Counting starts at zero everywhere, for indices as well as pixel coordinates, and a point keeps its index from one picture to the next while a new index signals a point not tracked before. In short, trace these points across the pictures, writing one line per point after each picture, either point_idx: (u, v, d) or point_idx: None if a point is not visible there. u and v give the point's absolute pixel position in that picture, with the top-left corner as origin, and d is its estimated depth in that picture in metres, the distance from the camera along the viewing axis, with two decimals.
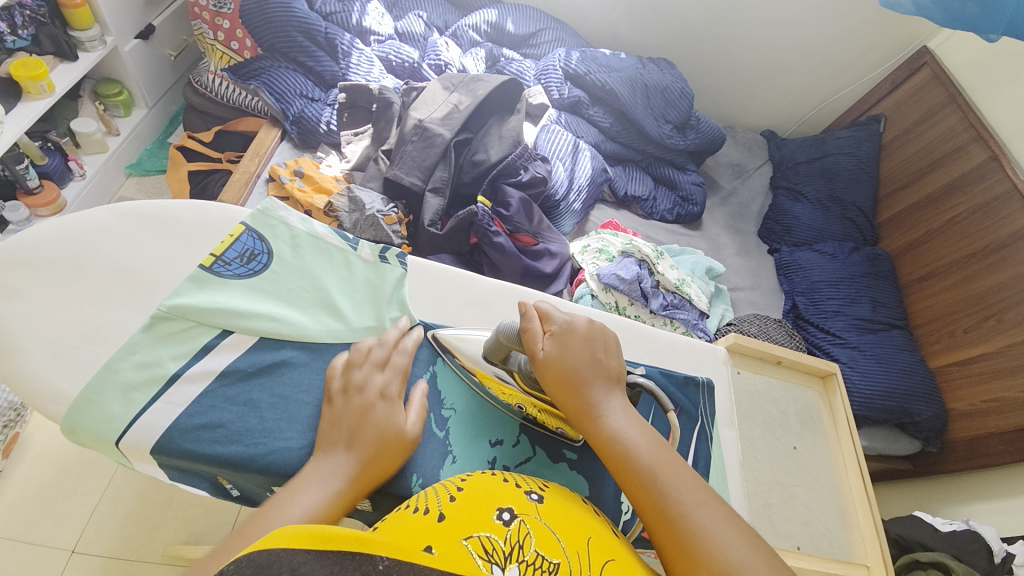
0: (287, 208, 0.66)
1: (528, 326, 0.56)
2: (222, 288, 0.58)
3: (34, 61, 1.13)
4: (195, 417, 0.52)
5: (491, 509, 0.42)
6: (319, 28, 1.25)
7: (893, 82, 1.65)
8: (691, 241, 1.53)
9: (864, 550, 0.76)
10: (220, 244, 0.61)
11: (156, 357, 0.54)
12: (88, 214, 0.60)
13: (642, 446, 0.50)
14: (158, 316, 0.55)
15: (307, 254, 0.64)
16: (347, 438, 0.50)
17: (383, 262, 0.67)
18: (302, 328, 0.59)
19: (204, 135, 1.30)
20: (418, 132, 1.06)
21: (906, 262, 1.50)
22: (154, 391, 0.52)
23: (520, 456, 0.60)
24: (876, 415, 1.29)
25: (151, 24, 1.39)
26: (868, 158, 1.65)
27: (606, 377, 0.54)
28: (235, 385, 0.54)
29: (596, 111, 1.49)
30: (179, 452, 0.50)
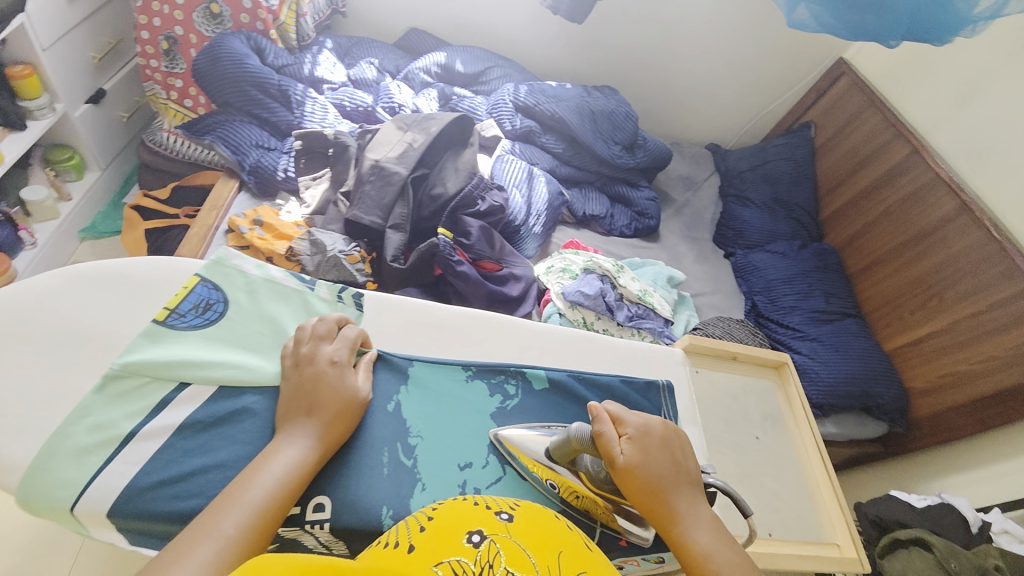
0: (243, 256, 0.67)
1: (602, 429, 0.57)
2: (178, 341, 0.59)
3: None
4: (154, 474, 0.51)
5: (461, 535, 0.43)
6: (273, 81, 1.26)
7: (818, 91, 1.79)
8: (651, 253, 1.60)
9: (835, 531, 0.78)
10: (173, 297, 0.62)
11: (110, 418, 0.54)
12: (35, 280, 0.60)
13: (728, 561, 0.53)
14: (111, 375, 0.55)
15: (264, 299, 0.65)
16: (307, 406, 0.55)
17: (339, 301, 0.68)
18: (262, 372, 0.59)
19: (160, 192, 1.30)
20: (375, 172, 1.09)
21: (851, 253, 1.60)
22: (109, 451, 0.52)
23: (491, 477, 0.61)
24: (840, 402, 1.33)
25: (102, 89, 1.40)
26: (805, 161, 1.77)
27: (685, 483, 0.57)
28: (193, 436, 0.54)
29: (548, 138, 1.55)
30: (136, 514, 0.50)
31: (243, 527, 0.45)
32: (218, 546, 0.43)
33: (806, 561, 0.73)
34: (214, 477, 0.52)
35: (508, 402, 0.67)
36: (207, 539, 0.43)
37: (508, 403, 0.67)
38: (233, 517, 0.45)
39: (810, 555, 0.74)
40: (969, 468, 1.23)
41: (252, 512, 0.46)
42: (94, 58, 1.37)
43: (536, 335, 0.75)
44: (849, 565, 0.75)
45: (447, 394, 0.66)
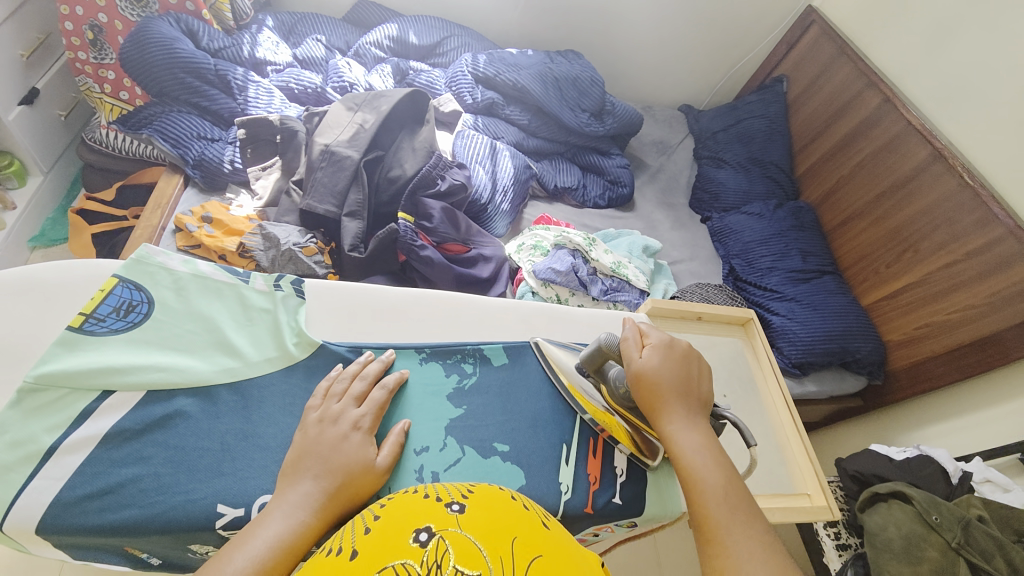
0: (166, 252, 0.64)
1: (628, 336, 0.62)
2: (101, 347, 0.56)
3: None
4: (80, 488, 0.50)
5: (408, 533, 0.40)
6: (207, 65, 1.18)
7: (788, 44, 1.75)
8: (627, 222, 1.57)
9: (804, 482, 0.77)
10: (91, 302, 0.58)
11: (28, 433, 0.51)
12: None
13: (713, 469, 0.54)
14: (25, 389, 0.52)
15: (194, 296, 0.62)
16: (315, 467, 0.50)
17: (277, 291, 0.65)
18: (194, 372, 0.57)
19: (104, 194, 1.22)
20: (326, 157, 1.04)
21: (827, 209, 1.58)
22: (32, 468, 0.50)
23: (450, 459, 0.60)
24: (820, 358, 1.33)
25: (35, 87, 1.30)
26: (778, 117, 1.75)
27: (694, 396, 0.59)
28: (121, 446, 0.52)
29: (512, 110, 1.49)
30: (69, 528, 0.48)
31: None
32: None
33: (778, 513, 0.73)
34: (147, 485, 0.51)
35: (466, 381, 0.66)
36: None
37: (466, 382, 0.66)
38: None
39: (781, 506, 0.74)
40: (950, 417, 1.24)
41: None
42: (23, 56, 1.27)
43: (494, 313, 0.74)
44: (820, 514, 0.75)
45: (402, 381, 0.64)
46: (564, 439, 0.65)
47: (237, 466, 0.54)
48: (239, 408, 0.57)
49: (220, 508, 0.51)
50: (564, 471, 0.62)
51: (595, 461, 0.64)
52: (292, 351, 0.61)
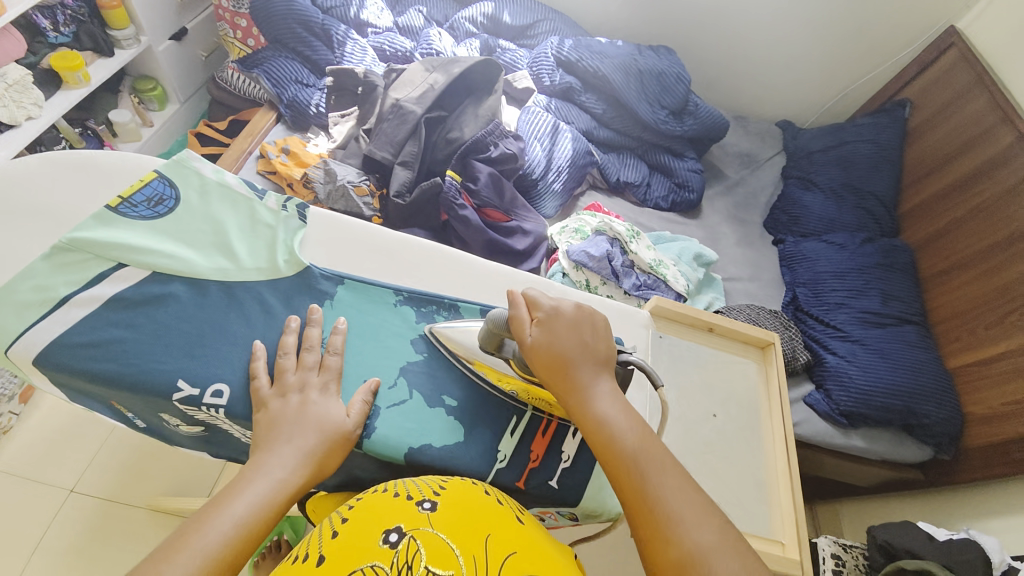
0: (203, 160, 0.66)
1: (514, 313, 0.55)
2: (126, 227, 0.59)
3: (71, 54, 1.32)
4: (77, 335, 0.54)
5: (378, 533, 0.43)
6: (317, 19, 1.34)
7: (919, 65, 1.54)
8: (686, 230, 1.49)
9: (783, 527, 0.70)
10: (129, 188, 0.62)
11: (52, 282, 0.56)
12: (16, 160, 0.61)
13: (627, 430, 0.50)
14: (59, 247, 0.57)
15: (214, 202, 0.64)
16: (289, 432, 0.51)
17: (282, 211, 0.64)
18: (193, 266, 0.58)
19: (219, 123, 1.41)
20: (394, 111, 1.11)
21: (928, 254, 1.36)
22: (45, 310, 0.55)
23: (395, 398, 0.57)
24: (876, 413, 1.17)
25: (184, 27, 1.55)
26: (890, 145, 1.53)
27: (594, 358, 0.54)
28: (121, 311, 0.55)
29: (588, 97, 1.48)
30: (54, 365, 0.53)
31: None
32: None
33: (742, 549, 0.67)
34: (126, 348, 0.54)
35: (433, 332, 0.62)
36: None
37: (433, 333, 0.62)
38: (183, 564, 0.41)
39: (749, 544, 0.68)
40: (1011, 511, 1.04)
41: (205, 560, 0.42)
42: None
43: (486, 272, 0.68)
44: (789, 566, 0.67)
45: (370, 314, 0.61)
46: (516, 411, 0.60)
47: (207, 353, 0.55)
48: (225, 303, 0.58)
49: (179, 383, 0.53)
50: (505, 440, 0.58)
51: (542, 440, 0.59)
52: (281, 268, 0.61)
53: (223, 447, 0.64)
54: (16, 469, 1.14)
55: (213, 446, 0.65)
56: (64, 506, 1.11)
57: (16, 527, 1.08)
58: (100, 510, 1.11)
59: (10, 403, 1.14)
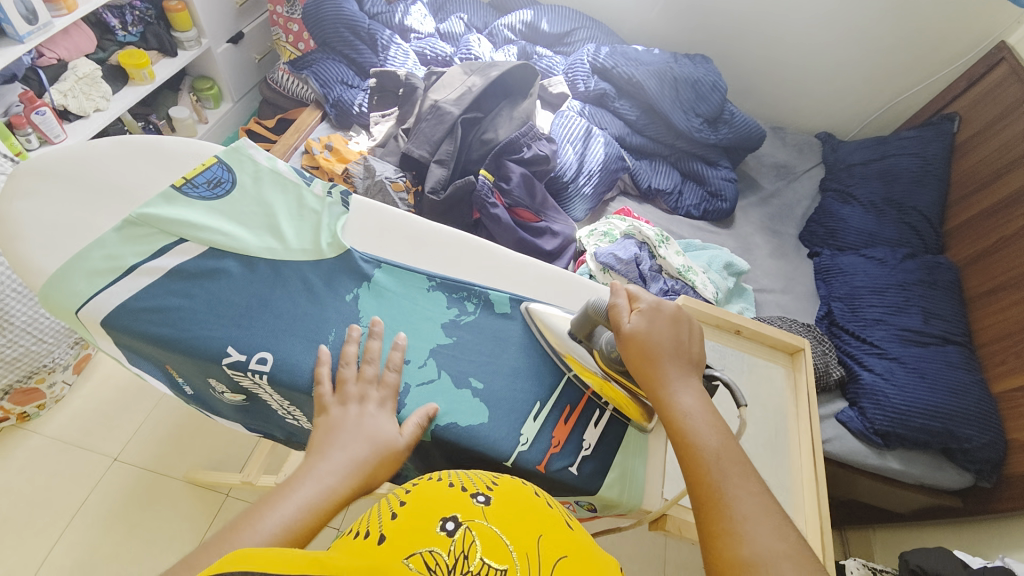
0: (257, 148, 0.71)
1: (615, 301, 0.58)
2: (187, 206, 0.64)
3: (138, 54, 1.42)
4: (139, 301, 0.59)
5: (436, 520, 0.44)
6: (363, 25, 1.40)
7: (970, 78, 1.49)
8: (718, 239, 1.47)
9: (806, 534, 0.69)
10: (191, 170, 0.67)
11: (120, 252, 0.61)
12: (92, 143, 0.67)
13: (709, 432, 0.50)
14: (129, 221, 0.62)
15: (266, 186, 0.68)
16: (343, 439, 0.52)
17: (327, 198, 0.68)
18: (244, 244, 0.63)
19: (268, 122, 1.49)
20: (432, 111, 1.16)
21: (974, 274, 1.31)
22: (113, 277, 0.60)
23: (425, 377, 0.59)
24: (913, 435, 1.12)
25: (241, 31, 1.65)
26: (936, 159, 1.47)
27: (686, 357, 0.55)
28: (179, 282, 0.60)
29: (622, 103, 1.50)
30: (120, 328, 0.58)
31: None
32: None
33: None
34: (183, 315, 0.58)
35: (463, 318, 0.64)
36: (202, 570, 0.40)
37: (462, 318, 0.64)
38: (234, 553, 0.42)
39: None
40: None
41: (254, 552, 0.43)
42: (236, 3, 1.61)
43: (517, 264, 0.70)
44: None
45: (404, 297, 0.64)
46: (539, 397, 0.61)
47: (254, 324, 0.59)
48: (271, 278, 0.62)
49: (229, 350, 0.57)
50: (528, 424, 0.59)
51: (565, 426, 0.60)
52: (323, 249, 0.64)
53: (260, 417, 0.68)
54: (66, 437, 1.22)
55: (252, 416, 0.69)
56: (106, 473, 1.18)
57: (64, 490, 1.15)
58: (141, 477, 1.18)
59: (64, 373, 1.21)
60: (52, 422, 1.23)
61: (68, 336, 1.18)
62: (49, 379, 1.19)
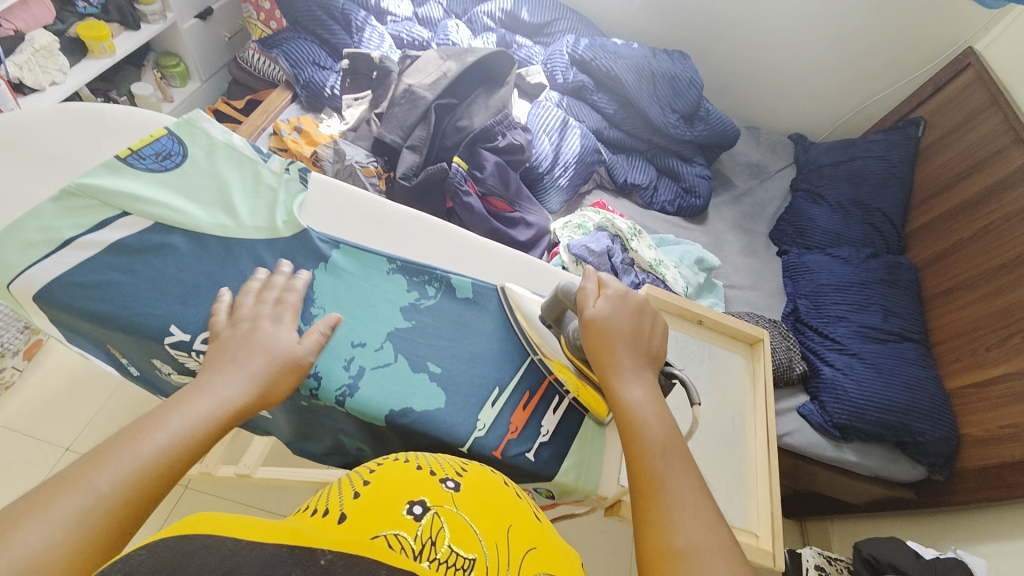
0: (212, 120, 0.67)
1: (584, 286, 0.58)
2: (133, 178, 0.60)
3: (98, 25, 1.36)
4: (76, 276, 0.55)
5: (403, 504, 0.44)
6: (337, 4, 1.37)
7: (935, 84, 1.53)
8: (691, 235, 1.49)
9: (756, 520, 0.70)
10: (139, 141, 0.63)
11: (57, 224, 0.57)
12: (33, 110, 0.63)
13: (657, 424, 0.51)
14: (67, 192, 0.58)
15: (220, 161, 0.65)
16: (236, 354, 0.50)
17: (285, 174, 0.66)
18: (194, 219, 0.60)
19: (237, 102, 1.43)
20: (406, 96, 1.13)
21: (932, 274, 1.36)
22: (48, 250, 0.56)
23: (380, 360, 0.58)
24: (870, 428, 1.16)
25: (210, 7, 1.58)
26: (901, 163, 1.52)
27: (646, 348, 0.56)
28: (120, 256, 0.57)
29: (600, 97, 1.49)
30: (57, 304, 0.54)
31: (120, 483, 0.39)
32: (87, 501, 0.37)
33: None
34: (124, 292, 0.55)
35: (424, 301, 0.63)
36: (74, 492, 0.37)
37: (423, 302, 0.63)
38: (112, 473, 0.39)
39: None
40: (1002, 540, 1.02)
41: (137, 469, 0.40)
42: None
43: (481, 249, 0.69)
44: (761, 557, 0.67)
45: (363, 279, 0.62)
46: (499, 382, 0.60)
47: (200, 304, 0.56)
48: (221, 257, 0.59)
49: (173, 329, 0.54)
50: (485, 410, 0.58)
51: (523, 413, 0.59)
52: (279, 228, 0.62)
53: None
54: (12, 425, 1.16)
55: None
56: (58, 463, 1.13)
57: (9, 481, 1.09)
58: None
59: (13, 358, 1.16)
60: None
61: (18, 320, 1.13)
62: None
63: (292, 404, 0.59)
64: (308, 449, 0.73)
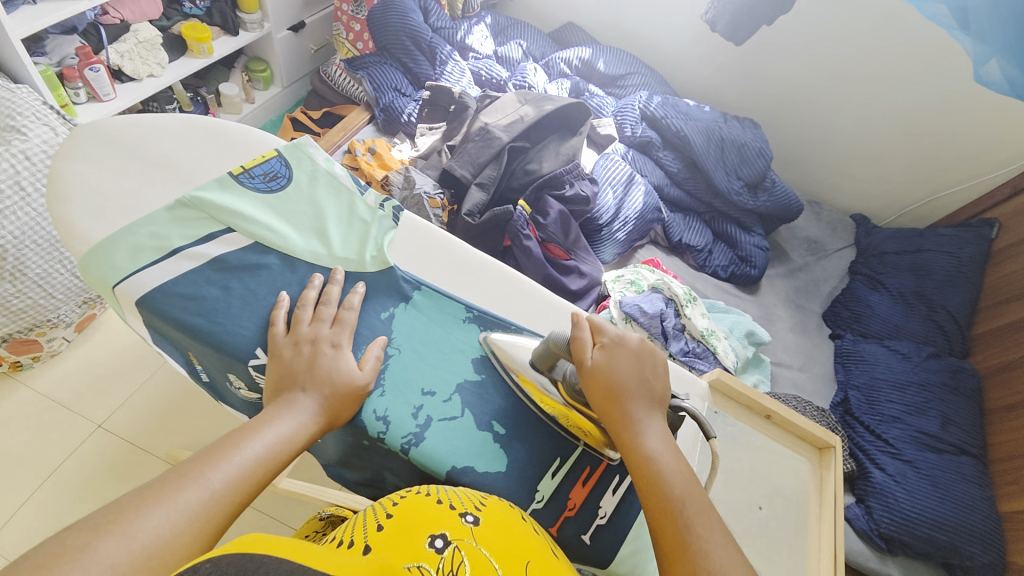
0: (318, 147, 0.69)
1: (578, 334, 0.56)
2: (241, 196, 0.62)
3: (201, 28, 1.43)
4: (177, 287, 0.57)
5: (423, 537, 0.42)
6: (426, 36, 1.42)
7: (1015, 187, 1.47)
8: (741, 304, 1.45)
9: None
10: (251, 160, 0.65)
11: (168, 232, 0.59)
12: (160, 117, 0.66)
13: (675, 475, 0.50)
14: (182, 202, 0.61)
15: (320, 188, 0.66)
16: (304, 380, 0.52)
17: (379, 210, 0.66)
18: (291, 244, 0.61)
19: (313, 113, 1.49)
20: (481, 134, 1.16)
21: (996, 384, 1.27)
22: (156, 257, 0.58)
23: (447, 413, 0.56)
24: (918, 544, 1.08)
25: (303, 21, 1.66)
26: (971, 262, 1.45)
27: (651, 394, 0.55)
28: (219, 272, 0.58)
29: (666, 154, 1.49)
30: (156, 311, 0.56)
31: (227, 484, 0.43)
32: (201, 497, 0.41)
33: None
34: (218, 308, 0.56)
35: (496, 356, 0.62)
36: (191, 486, 0.41)
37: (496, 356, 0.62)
38: (223, 473, 0.43)
39: None
40: None
41: (241, 473, 0.44)
42: None
43: (559, 310, 0.68)
44: None
45: (439, 324, 0.62)
46: (562, 452, 0.58)
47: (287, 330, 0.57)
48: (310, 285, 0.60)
49: (258, 352, 0.55)
50: (545, 482, 0.56)
51: (582, 490, 0.57)
52: (367, 263, 0.62)
53: None
54: (55, 395, 1.19)
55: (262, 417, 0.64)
56: (92, 439, 1.14)
57: (46, 450, 1.12)
58: (121, 450, 1.14)
59: (65, 330, 1.19)
60: (45, 377, 1.21)
61: (78, 295, 1.16)
62: (50, 334, 1.17)
63: (352, 439, 0.57)
64: (346, 477, 0.71)
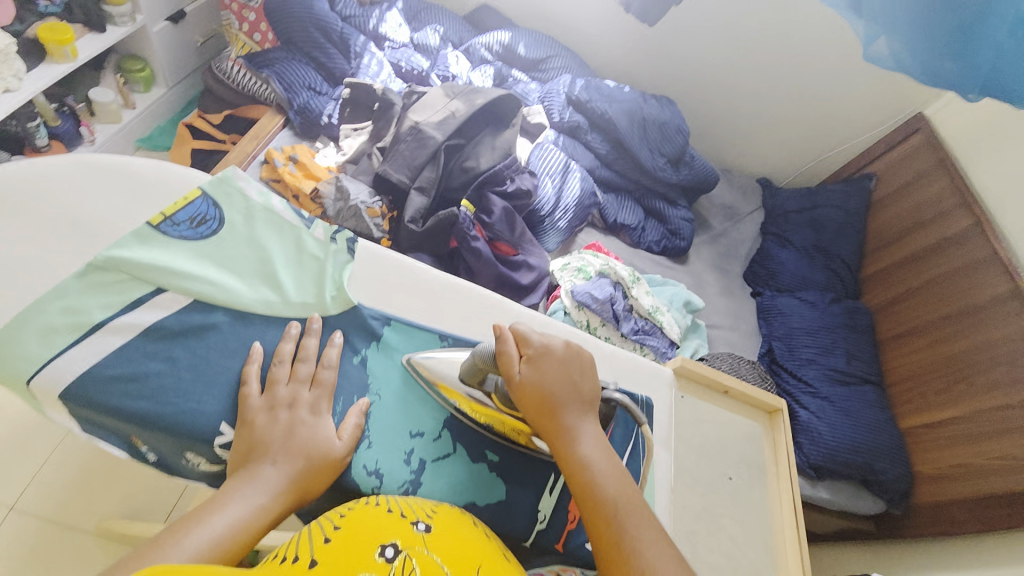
0: (248, 178, 0.63)
1: (502, 348, 0.56)
2: (168, 249, 0.56)
3: (61, 27, 1.21)
4: (110, 368, 0.51)
5: (374, 546, 0.41)
6: (337, 27, 1.32)
7: (888, 143, 1.67)
8: (675, 275, 1.56)
9: None
10: (171, 204, 0.59)
11: (84, 305, 0.52)
12: (46, 163, 0.58)
13: (607, 478, 0.53)
14: (94, 265, 0.54)
15: (259, 226, 0.61)
16: (274, 453, 0.49)
17: (331, 244, 0.63)
18: (239, 297, 0.56)
19: (214, 117, 1.33)
20: (412, 133, 1.10)
21: (885, 319, 1.49)
22: (76, 336, 0.51)
23: (440, 451, 0.57)
24: (840, 468, 1.26)
25: (184, 10, 1.46)
26: (857, 214, 1.66)
27: (580, 399, 0.57)
28: (157, 342, 0.53)
29: (594, 137, 1.52)
30: (88, 402, 0.50)
31: None
32: None
33: None
34: (164, 384, 0.51)
35: None
36: None
37: None
38: None
39: None
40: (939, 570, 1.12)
41: None
42: None
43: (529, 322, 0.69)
44: None
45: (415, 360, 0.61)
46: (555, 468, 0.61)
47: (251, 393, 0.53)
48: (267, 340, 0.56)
49: (223, 428, 0.51)
50: (544, 499, 0.59)
51: None
52: (328, 305, 0.60)
53: None
54: None
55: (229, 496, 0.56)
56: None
57: None
58: (39, 532, 1.00)
59: None
60: None
61: None
62: None
63: None
64: None
